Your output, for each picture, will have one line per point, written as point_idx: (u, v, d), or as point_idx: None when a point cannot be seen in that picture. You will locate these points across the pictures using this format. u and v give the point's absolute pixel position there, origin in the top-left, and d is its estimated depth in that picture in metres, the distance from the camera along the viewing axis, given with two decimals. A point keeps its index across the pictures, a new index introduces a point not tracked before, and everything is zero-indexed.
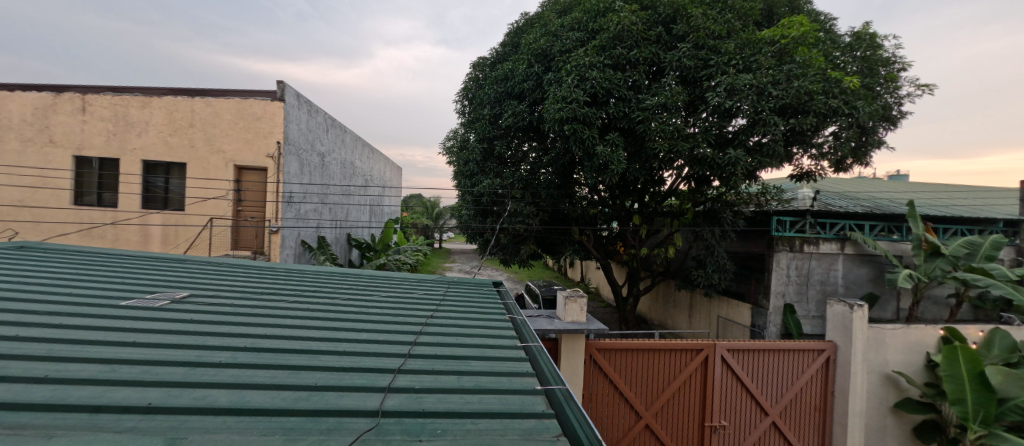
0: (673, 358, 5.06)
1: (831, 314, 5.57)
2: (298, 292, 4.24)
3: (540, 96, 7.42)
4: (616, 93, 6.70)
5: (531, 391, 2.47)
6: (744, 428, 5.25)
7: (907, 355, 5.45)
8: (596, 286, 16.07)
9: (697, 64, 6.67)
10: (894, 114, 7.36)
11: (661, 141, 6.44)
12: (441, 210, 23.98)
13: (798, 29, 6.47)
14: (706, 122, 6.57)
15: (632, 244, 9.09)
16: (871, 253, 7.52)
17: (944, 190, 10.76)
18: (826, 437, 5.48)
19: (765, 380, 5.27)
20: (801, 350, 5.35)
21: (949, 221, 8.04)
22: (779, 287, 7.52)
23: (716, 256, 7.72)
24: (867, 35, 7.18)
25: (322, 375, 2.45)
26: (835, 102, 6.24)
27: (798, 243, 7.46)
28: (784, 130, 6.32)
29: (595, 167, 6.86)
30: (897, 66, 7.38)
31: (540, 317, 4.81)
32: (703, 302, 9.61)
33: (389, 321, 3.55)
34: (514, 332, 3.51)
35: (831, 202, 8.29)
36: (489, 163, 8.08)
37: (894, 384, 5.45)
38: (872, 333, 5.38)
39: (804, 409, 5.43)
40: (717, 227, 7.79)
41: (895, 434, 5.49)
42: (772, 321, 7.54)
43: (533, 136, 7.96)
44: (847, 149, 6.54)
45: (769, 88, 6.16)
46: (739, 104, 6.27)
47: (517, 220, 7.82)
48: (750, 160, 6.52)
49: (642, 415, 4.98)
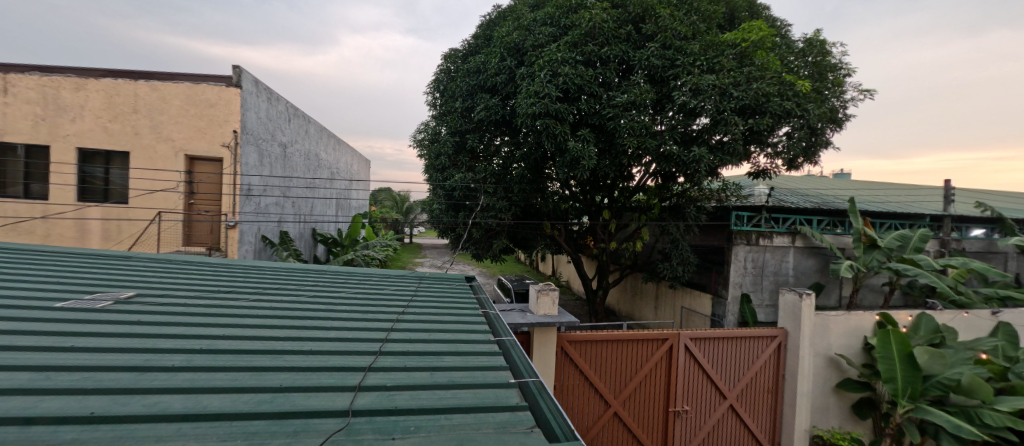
0: (640, 347, 5.31)
1: (783, 303, 5.91)
2: (260, 290, 4.22)
3: (512, 90, 7.58)
4: (585, 91, 6.89)
5: (505, 384, 2.62)
6: (705, 412, 5.59)
7: (849, 339, 5.89)
8: (568, 280, 16.43)
9: (664, 64, 6.92)
10: (841, 116, 7.83)
11: (629, 138, 6.68)
12: (412, 205, 23.92)
13: (758, 34, 6.86)
14: (672, 120, 6.90)
15: (601, 238, 9.35)
16: (818, 246, 8.03)
17: (883, 188, 11.62)
18: (777, 417, 5.88)
19: (724, 366, 5.61)
20: (755, 338, 5.70)
21: (886, 216, 8.71)
22: (737, 278, 7.93)
23: (681, 250, 8.06)
24: (817, 41, 7.59)
25: (287, 376, 2.52)
26: (789, 104, 6.61)
27: (753, 236, 7.87)
28: (743, 130, 6.68)
29: (564, 163, 7.06)
30: (844, 71, 7.83)
31: (514, 311, 4.97)
32: (668, 293, 10.01)
33: (362, 318, 3.61)
34: (487, 326, 3.65)
35: (783, 199, 8.73)
36: (462, 156, 8.08)
37: (836, 367, 5.87)
38: (819, 320, 5.78)
39: (759, 392, 5.81)
40: (682, 221, 8.14)
41: (838, 412, 5.94)
42: (731, 310, 7.93)
43: (506, 131, 8.20)
44: (799, 149, 6.96)
45: (730, 89, 6.48)
46: (703, 103, 6.56)
47: (490, 215, 7.90)
48: (713, 158, 6.88)
49: (610, 403, 5.21)
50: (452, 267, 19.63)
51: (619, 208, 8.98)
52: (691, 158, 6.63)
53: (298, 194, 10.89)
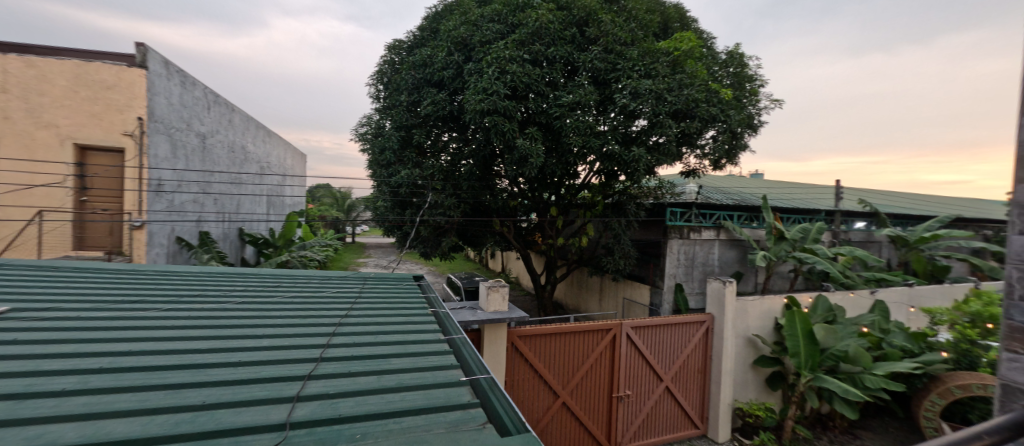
0: (584, 339, 5.67)
1: (710, 290, 6.52)
2: (178, 299, 4.04)
3: (460, 85, 7.70)
4: (533, 89, 7.24)
5: (456, 382, 2.82)
6: (645, 395, 6.06)
7: (764, 321, 6.61)
8: (517, 276, 16.83)
9: (606, 67, 7.33)
10: (756, 122, 8.63)
11: (575, 137, 7.03)
12: (354, 202, 23.37)
13: (688, 44, 7.50)
14: (614, 121, 7.31)
15: (548, 234, 9.70)
16: (739, 238, 8.88)
17: (793, 187, 12.98)
18: (706, 394, 6.48)
19: (659, 351, 6.11)
20: (685, 324, 6.25)
21: (792, 211, 9.75)
22: (671, 270, 8.55)
23: (622, 244, 8.54)
24: (737, 54, 8.36)
25: (210, 392, 2.48)
26: (714, 109, 7.27)
27: (685, 231, 8.52)
28: (677, 132, 7.25)
29: (513, 162, 7.30)
30: (759, 82, 8.65)
31: (465, 309, 5.15)
32: (612, 285, 10.60)
33: (295, 324, 3.64)
34: (437, 325, 3.88)
35: (709, 196, 9.56)
36: (408, 152, 8.01)
37: (753, 346, 6.58)
38: (739, 305, 6.44)
39: (690, 372, 6.38)
40: (622, 217, 8.61)
41: (754, 386, 6.65)
42: (667, 299, 8.53)
43: (453, 127, 8.31)
44: (722, 150, 7.68)
45: (665, 94, 7.00)
46: (641, 106, 7.02)
47: (438, 212, 7.98)
48: (651, 158, 7.40)
49: (559, 393, 5.52)
50: (399, 266, 19.45)
51: (564, 205, 9.36)
52: (631, 157, 7.11)
53: (223, 189, 10.44)
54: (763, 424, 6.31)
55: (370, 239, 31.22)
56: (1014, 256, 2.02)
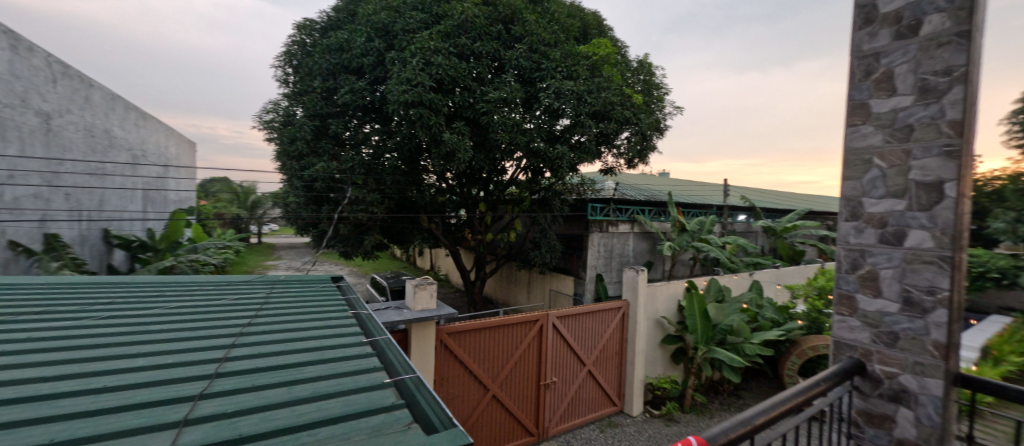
0: (512, 331, 5.98)
1: (625, 279, 7.17)
2: (26, 320, 3.31)
3: (383, 76, 7.86)
4: (457, 83, 7.29)
5: (383, 385, 2.56)
6: (569, 380, 6.54)
7: (670, 304, 7.41)
8: (445, 273, 16.93)
9: (532, 66, 7.74)
10: (663, 126, 9.55)
11: (502, 133, 7.30)
12: (261, 198, 21.79)
13: (604, 51, 8.20)
14: (539, 120, 7.66)
15: (479, 231, 10.03)
16: (649, 231, 9.83)
17: (692, 185, 14.51)
18: (623, 373, 7.13)
19: (581, 338, 6.61)
20: (604, 311, 6.81)
21: (692, 206, 11.02)
22: (593, 261, 9.16)
23: (548, 238, 9.08)
24: (647, 63, 9.22)
25: (63, 427, 1.97)
26: (627, 113, 8.03)
27: (605, 224, 9.20)
28: (596, 132, 7.85)
29: (441, 157, 7.38)
30: (664, 90, 9.60)
31: (389, 310, 5.23)
32: (539, 279, 11.03)
33: (188, 336, 3.14)
34: (360, 328, 3.67)
35: (624, 192, 10.41)
36: (323, 142, 8.01)
37: (661, 327, 7.35)
38: (649, 291, 7.15)
39: (609, 354, 6.97)
40: (549, 212, 9.19)
41: (661, 362, 7.44)
42: (589, 288, 9.11)
43: (375, 118, 8.41)
44: (634, 150, 8.46)
45: (585, 95, 7.58)
46: (564, 106, 7.50)
47: (360, 208, 7.88)
48: (573, 155, 7.92)
49: (489, 386, 5.77)
50: (318, 267, 18.56)
51: (492, 202, 9.70)
52: (554, 154, 7.55)
53: (79, 180, 7.75)
54: (668, 395, 7.08)
55: (279, 240, 29.17)
56: (843, 238, 2.43)
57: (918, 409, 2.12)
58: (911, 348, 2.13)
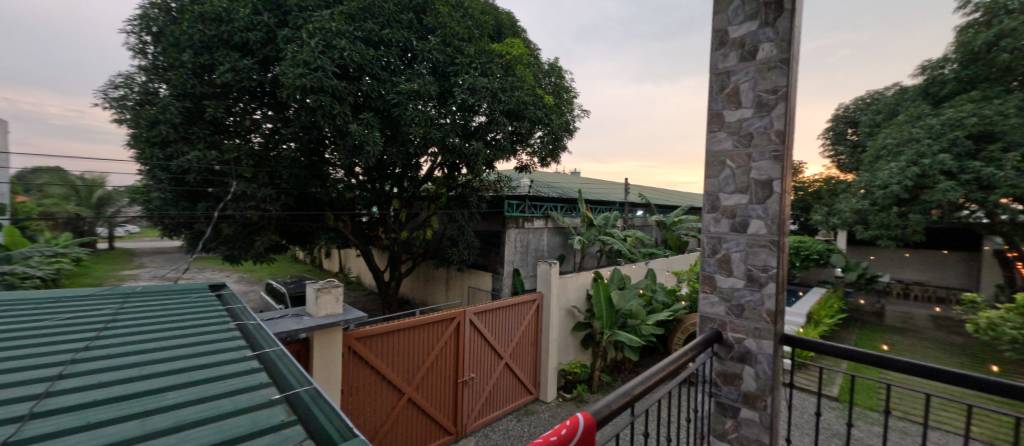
0: (427, 330, 5.99)
1: (540, 272, 7.55)
2: None
3: (275, 56, 7.30)
4: (366, 70, 7.20)
5: (264, 403, 2.37)
6: (486, 374, 6.75)
7: (579, 293, 7.97)
8: (357, 275, 16.28)
9: (445, 59, 7.86)
10: (572, 126, 10.19)
11: (416, 127, 7.28)
12: (112, 195, 18.53)
13: (518, 50, 8.51)
14: (455, 116, 7.80)
15: (393, 230, 9.85)
16: (562, 227, 10.45)
17: (598, 184, 15.57)
18: (538, 363, 7.52)
19: (497, 331, 6.85)
20: (518, 305, 7.11)
21: (599, 203, 11.90)
22: (510, 257, 9.41)
23: (466, 235, 9.23)
24: (557, 66, 9.80)
25: None
26: (540, 112, 8.44)
27: (520, 221, 9.57)
28: (509, 131, 8.23)
29: (347, 150, 7.19)
30: (573, 94, 10.26)
31: (288, 318, 4.92)
32: (457, 277, 10.93)
33: (9, 365, 2.65)
34: (243, 339, 3.21)
35: (539, 189, 10.89)
36: (200, 128, 7.03)
37: (571, 316, 7.86)
38: (561, 282, 7.63)
39: (525, 346, 7.31)
40: (466, 209, 9.40)
41: (571, 349, 7.95)
42: (506, 283, 9.38)
43: (268, 103, 7.88)
44: (546, 150, 8.95)
45: (499, 93, 7.86)
46: (479, 101, 7.76)
47: (249, 205, 7.18)
48: (489, 152, 8.17)
49: (405, 389, 5.74)
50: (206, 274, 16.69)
51: (405, 201, 9.58)
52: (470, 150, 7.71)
53: None
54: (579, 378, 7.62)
55: (149, 244, 25.49)
56: (704, 228, 2.87)
57: (756, 366, 2.63)
58: (752, 316, 2.65)
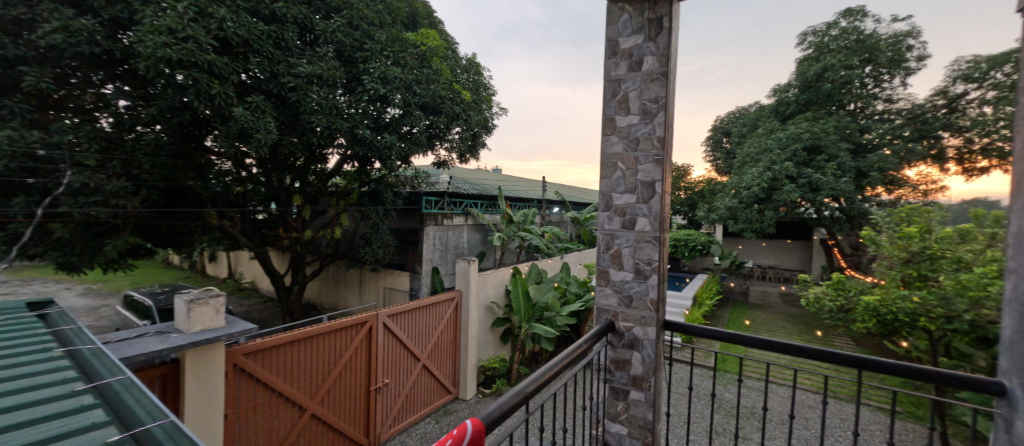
0: (337, 338, 5.59)
1: (459, 270, 7.50)
2: None
3: (127, 17, 5.86)
4: (251, 45, 6.39)
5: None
6: (402, 378, 6.53)
7: (498, 289, 8.14)
8: (251, 280, 14.95)
9: (353, 44, 7.50)
10: (492, 122, 10.26)
11: (318, 116, 6.76)
12: None
13: (433, 42, 8.40)
14: (365, 107, 7.37)
15: (293, 229, 9.01)
16: (481, 223, 10.62)
17: (512, 180, 15.86)
18: (456, 361, 7.50)
19: (414, 333, 6.67)
20: (436, 304, 7.03)
21: (517, 200, 12.23)
22: (429, 255, 9.27)
23: (381, 233, 8.85)
24: (475, 62, 9.80)
25: None
26: (457, 108, 8.43)
27: (440, 218, 9.49)
28: (426, 125, 8.07)
29: (230, 136, 6.13)
30: (490, 91, 10.38)
31: (148, 335, 3.95)
32: (372, 277, 10.59)
33: None
34: (75, 365, 2.54)
35: (458, 186, 10.89)
36: (15, 101, 5.42)
37: (490, 311, 8.01)
38: (480, 279, 7.70)
39: (443, 345, 7.24)
40: (380, 206, 8.87)
41: (491, 345, 8.10)
42: (425, 282, 9.21)
43: (122, 74, 6.24)
44: (464, 145, 9.00)
45: (413, 85, 7.72)
46: (392, 93, 7.49)
47: (99, 203, 5.84)
48: (404, 145, 7.85)
49: (309, 403, 5.27)
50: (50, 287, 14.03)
51: (305, 198, 8.94)
52: (382, 143, 7.36)
53: None
54: (497, 373, 7.82)
55: None
56: (600, 225, 3.07)
57: (642, 351, 2.89)
58: (639, 306, 2.89)
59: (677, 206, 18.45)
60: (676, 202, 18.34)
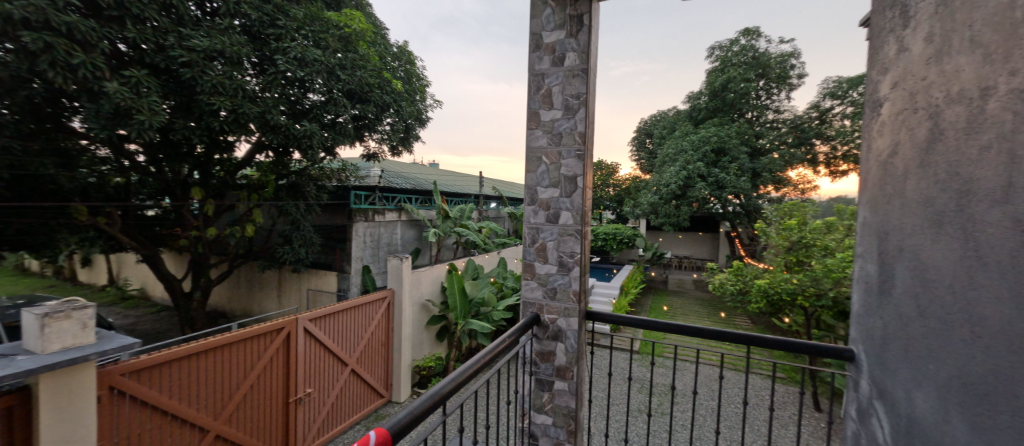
0: (248, 347, 5.07)
1: (391, 267, 7.24)
2: None
3: None
4: (127, 9, 5.48)
5: None
6: (327, 385, 6.12)
7: (432, 286, 8.03)
8: (139, 288, 13.33)
9: (264, 19, 6.82)
10: (426, 116, 10.10)
11: (219, 98, 6.06)
12: None
13: (359, 24, 7.86)
14: (282, 93, 6.88)
15: (189, 227, 8.06)
16: (416, 219, 10.44)
17: (444, 173, 15.65)
18: (389, 363, 7.26)
19: (340, 336, 6.30)
20: (365, 304, 6.71)
21: (454, 195, 12.17)
22: (359, 252, 8.80)
23: (302, 232, 8.30)
24: (406, 50, 9.40)
25: None
26: (387, 98, 8.20)
27: (371, 214, 9.06)
28: (352, 114, 7.71)
29: (102, 117, 5.29)
30: (423, 81, 10.09)
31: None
32: (292, 279, 9.65)
33: None
34: None
35: (390, 180, 10.80)
36: None
37: (425, 309, 7.89)
38: (414, 276, 7.55)
39: (374, 347, 6.94)
40: (301, 200, 8.42)
41: (425, 344, 8.03)
42: (354, 282, 8.68)
43: None
44: (395, 137, 8.78)
45: (337, 70, 7.33)
46: (313, 77, 7.02)
47: None
48: (326, 134, 7.44)
49: (214, 422, 4.71)
50: None
51: (207, 192, 8.06)
52: (302, 132, 6.92)
53: None
54: (432, 372, 7.72)
55: None
56: (525, 219, 3.12)
57: (566, 341, 2.97)
58: (563, 298, 2.97)
59: (606, 202, 19.07)
60: (604, 198, 18.89)
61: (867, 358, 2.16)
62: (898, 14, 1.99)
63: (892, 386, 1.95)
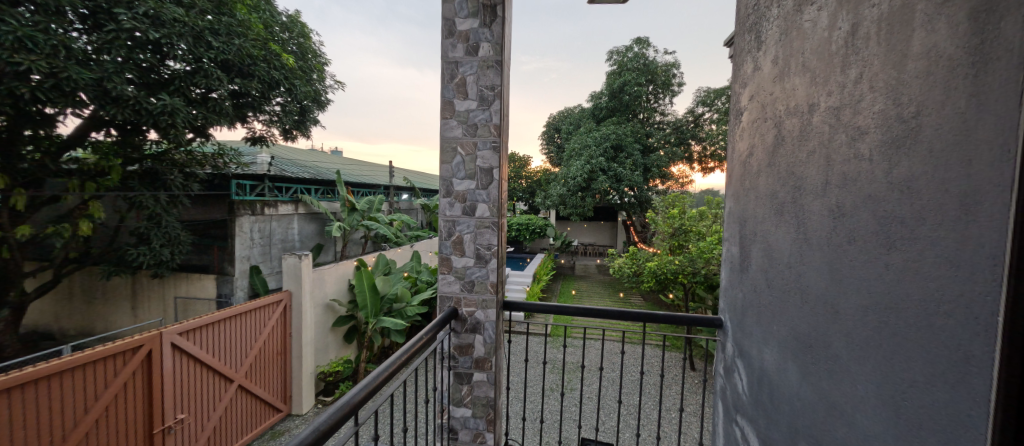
0: (92, 373, 4.34)
1: (286, 266, 6.68)
2: None
3: None
4: None
5: None
6: (206, 407, 5.49)
7: (338, 285, 7.59)
8: None
9: None
10: (325, 99, 9.45)
11: (26, 56, 4.90)
12: None
13: None
14: (131, 60, 5.82)
15: None
16: (316, 212, 9.89)
17: (342, 160, 14.86)
18: (286, 373, 6.76)
19: (221, 349, 5.69)
20: (255, 311, 6.13)
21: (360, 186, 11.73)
22: (243, 251, 8.07)
23: (166, 228, 7.03)
24: (299, 21, 8.58)
25: None
26: (275, 74, 7.62)
27: (258, 206, 8.39)
28: (230, 90, 7.00)
29: None
30: (322, 60, 9.36)
31: None
32: (149, 285, 8.08)
33: None
34: None
35: (283, 169, 10.08)
36: None
37: (330, 310, 7.46)
38: (315, 275, 7.08)
39: (268, 357, 6.40)
40: (163, 191, 7.08)
41: (332, 347, 7.57)
42: (239, 285, 7.96)
43: None
44: (286, 117, 8.24)
45: (207, 36, 6.53)
46: (176, 41, 6.14)
47: None
48: (195, 112, 6.57)
49: None
50: None
51: (13, 178, 6.03)
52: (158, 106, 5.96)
53: None
54: (341, 376, 7.38)
55: None
56: (441, 212, 3.11)
57: (484, 333, 3.05)
58: (480, 289, 3.05)
59: (519, 193, 19.67)
60: (518, 190, 19.57)
61: (731, 324, 2.59)
62: (754, 37, 2.40)
63: (747, 345, 2.37)
